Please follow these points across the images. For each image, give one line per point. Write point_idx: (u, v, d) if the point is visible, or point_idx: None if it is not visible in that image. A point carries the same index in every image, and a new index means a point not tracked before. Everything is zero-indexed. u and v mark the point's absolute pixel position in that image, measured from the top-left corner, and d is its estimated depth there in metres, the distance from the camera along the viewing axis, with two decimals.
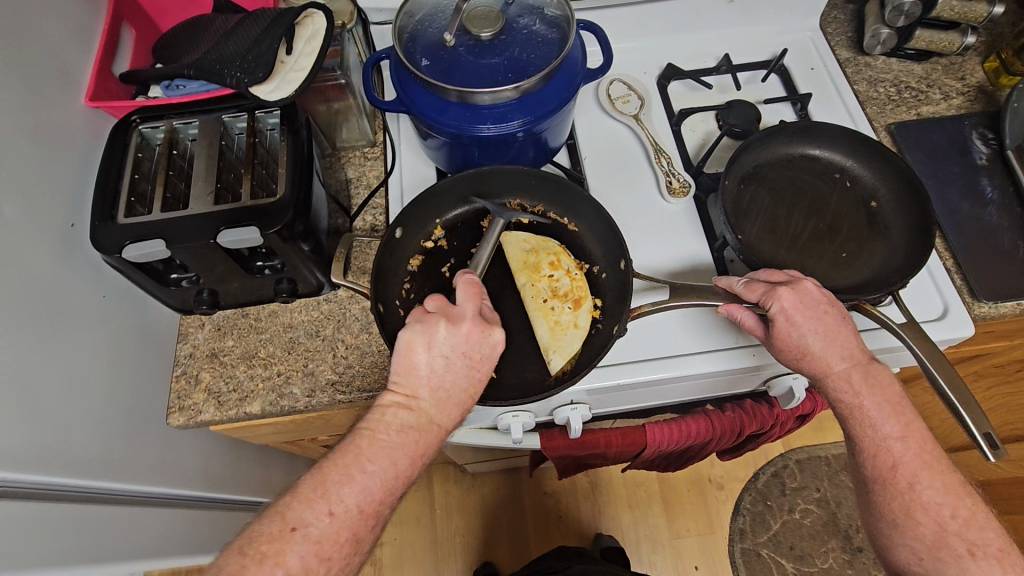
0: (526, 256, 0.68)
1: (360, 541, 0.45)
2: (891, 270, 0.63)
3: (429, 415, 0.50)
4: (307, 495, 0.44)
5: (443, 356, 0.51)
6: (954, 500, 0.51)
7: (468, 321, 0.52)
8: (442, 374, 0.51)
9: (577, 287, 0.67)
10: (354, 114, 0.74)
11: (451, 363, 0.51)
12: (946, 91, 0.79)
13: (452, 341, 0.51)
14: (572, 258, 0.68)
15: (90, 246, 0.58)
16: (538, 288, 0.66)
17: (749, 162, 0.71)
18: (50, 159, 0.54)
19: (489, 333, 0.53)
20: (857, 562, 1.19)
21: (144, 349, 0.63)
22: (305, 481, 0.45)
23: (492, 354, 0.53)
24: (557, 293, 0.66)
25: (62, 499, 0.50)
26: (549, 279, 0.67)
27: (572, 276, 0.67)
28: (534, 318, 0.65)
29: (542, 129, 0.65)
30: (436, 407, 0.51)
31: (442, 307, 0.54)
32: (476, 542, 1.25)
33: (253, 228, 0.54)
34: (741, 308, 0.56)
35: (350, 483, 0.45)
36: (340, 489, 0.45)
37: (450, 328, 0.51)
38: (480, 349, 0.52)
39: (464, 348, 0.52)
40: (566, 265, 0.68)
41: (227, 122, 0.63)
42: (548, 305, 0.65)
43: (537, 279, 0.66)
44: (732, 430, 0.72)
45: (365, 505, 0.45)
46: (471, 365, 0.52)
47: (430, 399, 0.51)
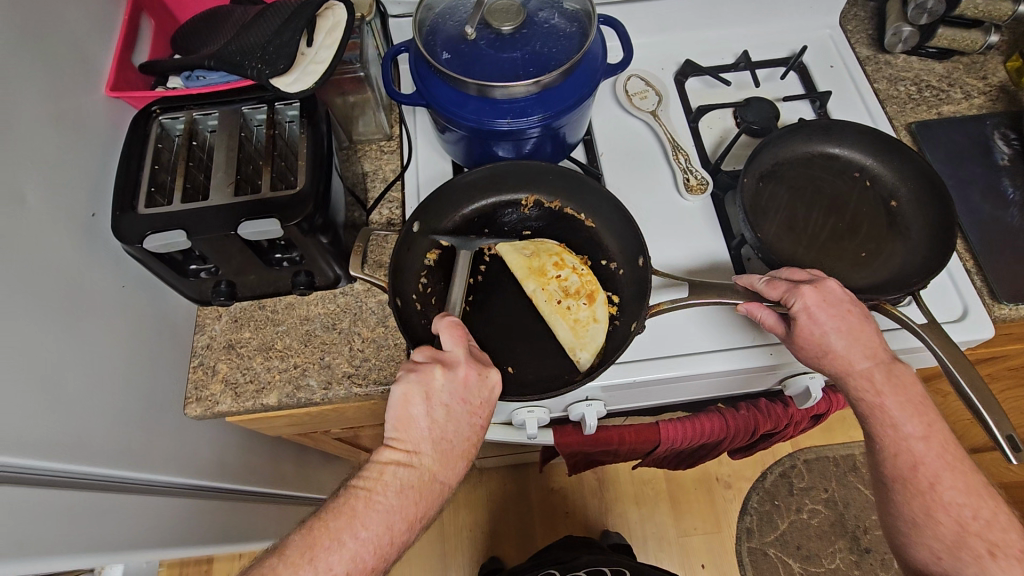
0: (529, 261, 0.67)
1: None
2: (911, 270, 0.62)
3: (433, 474, 0.48)
4: (294, 559, 0.42)
5: (444, 404, 0.50)
6: (976, 501, 0.50)
7: (464, 365, 0.51)
8: (444, 425, 0.50)
9: (586, 282, 0.68)
10: (371, 107, 0.73)
11: (453, 411, 0.50)
12: (968, 91, 0.79)
13: (452, 387, 0.50)
14: (575, 256, 0.69)
15: (111, 234, 0.58)
16: (549, 291, 0.66)
17: (767, 160, 0.70)
18: (72, 148, 0.55)
19: (486, 375, 0.52)
20: (864, 563, 1.19)
21: (162, 339, 0.63)
22: (293, 543, 0.43)
23: (490, 397, 0.52)
24: (568, 292, 0.67)
25: (78, 486, 0.51)
26: (557, 280, 0.67)
27: (578, 272, 0.69)
28: (552, 319, 0.65)
29: (561, 125, 0.65)
30: (439, 462, 0.49)
31: (431, 353, 0.52)
32: (482, 536, 1.25)
33: (272, 219, 0.54)
34: (761, 306, 0.56)
35: (340, 550, 0.43)
36: (328, 556, 0.43)
37: (447, 375, 0.50)
38: (480, 394, 0.52)
39: (463, 393, 0.51)
40: (570, 262, 0.69)
41: (246, 113, 0.63)
42: (564, 305, 0.66)
43: (547, 282, 0.66)
44: (746, 429, 0.72)
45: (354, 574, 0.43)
46: (472, 412, 0.51)
47: (431, 455, 0.49)
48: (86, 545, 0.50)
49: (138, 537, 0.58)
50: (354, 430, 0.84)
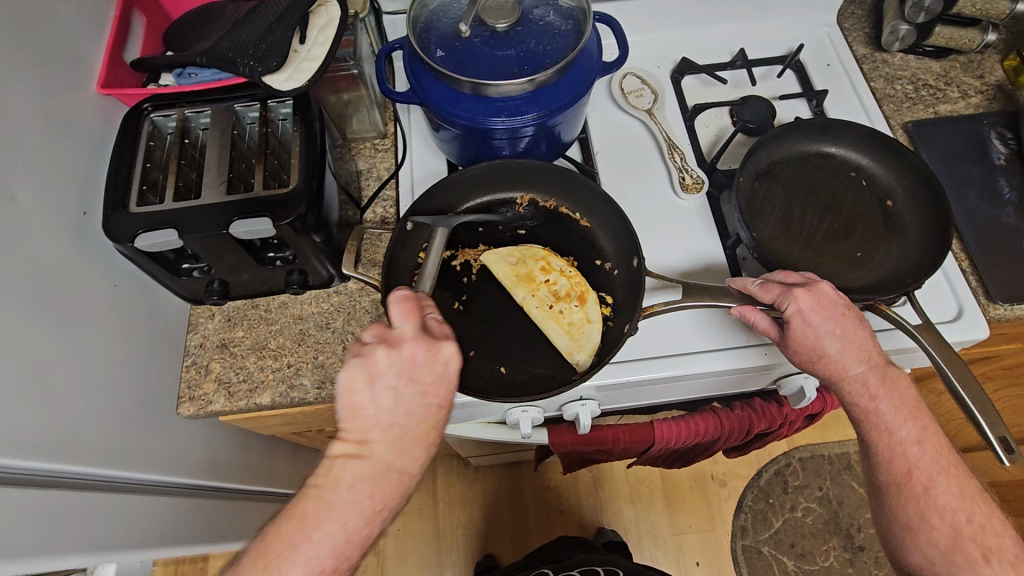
0: (516, 268, 0.66)
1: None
2: (905, 270, 0.62)
3: (386, 464, 0.47)
4: (250, 568, 0.42)
5: (391, 386, 0.47)
6: (971, 506, 0.51)
7: (410, 342, 0.49)
8: (394, 410, 0.47)
9: (576, 283, 0.67)
10: (365, 104, 0.73)
11: (402, 393, 0.48)
12: (964, 90, 0.78)
13: (398, 367, 0.48)
14: (562, 258, 0.69)
15: (102, 233, 0.58)
16: (540, 296, 0.65)
17: (764, 159, 0.70)
18: (63, 146, 0.54)
19: (436, 349, 0.49)
20: (857, 561, 1.20)
21: (155, 338, 0.63)
22: (249, 552, 0.43)
23: (445, 373, 0.50)
24: (559, 296, 0.66)
25: (71, 486, 0.50)
26: (546, 285, 0.66)
27: (566, 275, 0.67)
28: (547, 326, 0.64)
29: (556, 123, 0.64)
30: (392, 451, 0.47)
31: (380, 332, 0.50)
32: (478, 534, 1.25)
33: (264, 219, 0.54)
34: (755, 310, 0.56)
35: (295, 554, 0.42)
36: (283, 561, 0.42)
37: (391, 355, 0.48)
38: (431, 371, 0.49)
39: (411, 372, 0.48)
40: (557, 265, 0.68)
41: (239, 111, 0.62)
42: (556, 309, 0.65)
43: (536, 288, 0.64)
44: (741, 429, 0.72)
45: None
46: (424, 392, 0.49)
47: (383, 442, 0.47)
48: (77, 545, 0.50)
49: (131, 537, 0.58)
50: None
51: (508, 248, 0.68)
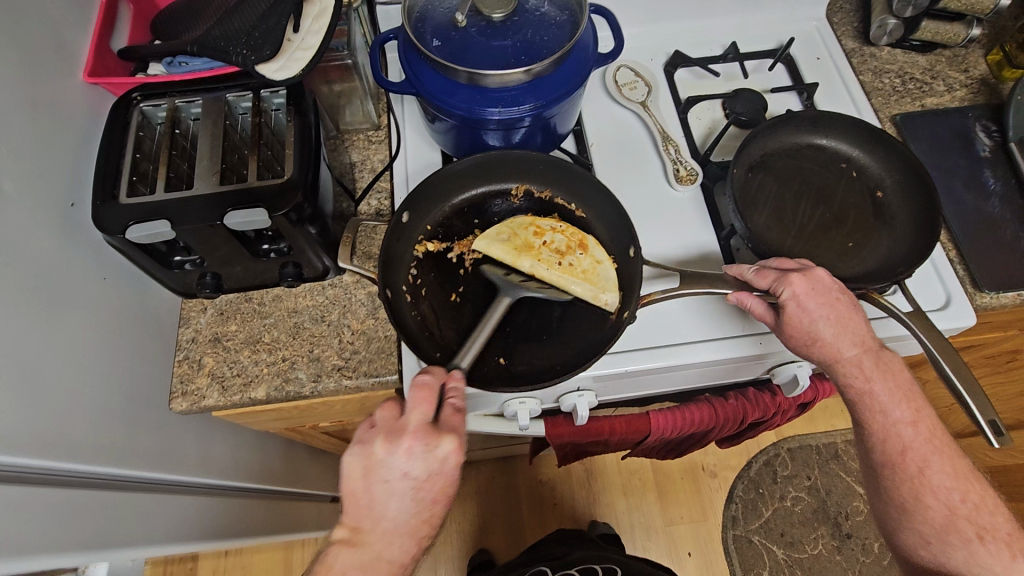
0: (511, 243, 0.66)
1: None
2: (897, 260, 0.63)
3: (374, 556, 0.49)
4: None
5: (385, 479, 0.49)
6: (964, 485, 0.52)
7: (409, 437, 0.49)
8: (386, 503, 0.49)
9: (570, 234, 0.67)
10: (358, 96, 0.72)
11: (395, 487, 0.49)
12: (950, 83, 0.80)
13: (392, 461, 0.49)
14: (548, 218, 0.69)
15: (90, 225, 0.56)
16: (545, 258, 0.66)
17: (757, 151, 0.71)
18: (49, 138, 0.53)
19: (434, 447, 0.49)
20: (846, 548, 1.22)
21: (146, 334, 0.62)
22: None
23: (441, 468, 0.50)
24: (561, 251, 0.66)
25: (65, 483, 0.50)
26: (545, 246, 0.67)
27: (559, 230, 0.68)
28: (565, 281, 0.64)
29: (551, 115, 0.64)
30: (383, 540, 0.50)
31: (392, 416, 0.52)
32: (471, 529, 1.25)
33: (260, 209, 0.53)
34: (751, 295, 0.56)
35: None
36: None
37: (390, 448, 0.49)
38: (427, 467, 0.49)
39: (406, 467, 0.49)
40: (548, 224, 0.68)
41: (231, 101, 0.61)
42: (566, 264, 0.65)
43: (539, 253, 0.66)
44: (735, 418, 0.73)
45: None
46: (418, 487, 0.50)
47: (375, 532, 0.49)
48: (77, 542, 0.50)
49: (124, 535, 0.57)
50: (341, 424, 0.83)
51: (494, 228, 0.67)
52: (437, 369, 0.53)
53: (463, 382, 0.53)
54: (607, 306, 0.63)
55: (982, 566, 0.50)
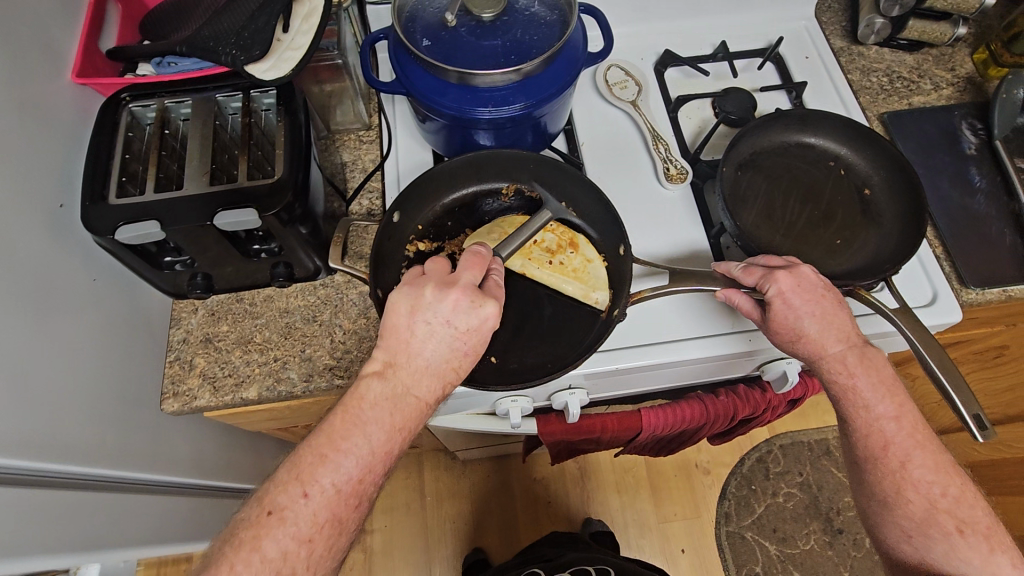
0: None
1: (343, 521, 0.45)
2: (885, 256, 0.64)
3: (402, 389, 0.49)
4: (283, 479, 0.45)
5: (428, 321, 0.50)
6: (946, 479, 0.53)
7: (458, 288, 0.51)
8: (424, 343, 0.50)
9: (561, 233, 0.68)
10: (348, 96, 0.72)
11: (435, 330, 0.50)
12: (936, 82, 0.81)
13: (439, 305, 0.50)
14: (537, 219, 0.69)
15: (80, 226, 0.56)
16: (536, 257, 0.66)
17: (746, 149, 0.71)
18: (37, 139, 0.53)
19: (479, 305, 0.51)
20: (837, 543, 1.23)
21: (137, 335, 0.61)
22: (283, 468, 0.46)
23: (479, 327, 0.51)
24: (552, 250, 0.66)
25: (55, 484, 0.50)
26: (537, 245, 0.67)
27: (550, 228, 0.68)
28: (556, 280, 0.65)
29: (541, 114, 0.64)
30: (412, 377, 0.50)
31: (440, 273, 0.54)
32: (466, 527, 1.26)
33: (250, 210, 0.53)
34: (738, 292, 0.57)
35: (326, 464, 0.45)
36: (315, 471, 0.45)
37: (438, 294, 0.51)
38: (467, 320, 0.51)
39: (449, 315, 0.50)
40: None
41: (221, 101, 0.61)
42: (557, 263, 0.65)
43: (529, 251, 0.67)
44: (726, 414, 0.73)
45: (363, 481, 0.46)
46: (457, 337, 0.50)
47: (407, 367, 0.50)
48: (67, 543, 0.50)
49: (114, 536, 0.57)
50: None
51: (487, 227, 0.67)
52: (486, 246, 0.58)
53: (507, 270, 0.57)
54: (597, 304, 0.64)
55: (961, 560, 0.50)
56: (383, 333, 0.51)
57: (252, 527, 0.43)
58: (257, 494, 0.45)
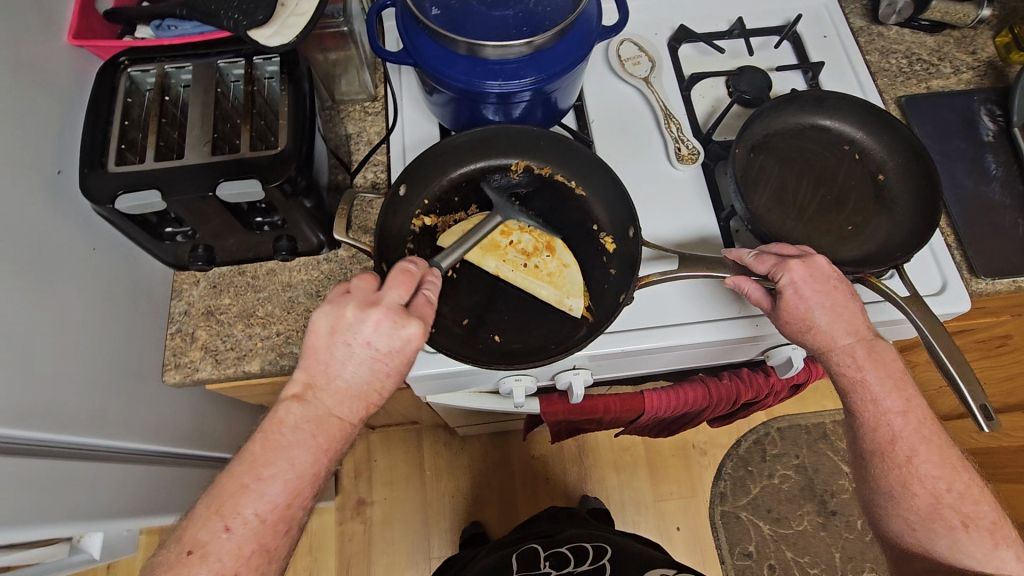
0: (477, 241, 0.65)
1: (272, 549, 0.46)
2: (896, 244, 0.63)
3: (324, 410, 0.49)
4: (204, 514, 0.45)
5: (347, 343, 0.49)
6: (951, 473, 0.53)
7: (379, 309, 0.49)
8: (344, 364, 0.50)
9: (537, 237, 0.65)
10: (354, 65, 0.70)
11: (355, 352, 0.49)
12: (957, 65, 0.79)
13: (359, 327, 0.49)
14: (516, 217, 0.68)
15: (78, 194, 0.55)
16: (509, 260, 0.64)
17: (759, 131, 0.70)
18: (32, 104, 0.51)
19: (400, 326, 0.50)
20: (830, 525, 1.25)
21: (137, 306, 0.61)
22: (203, 502, 0.46)
23: (402, 349, 0.50)
24: (528, 253, 0.64)
25: (57, 454, 0.50)
26: (511, 247, 0.65)
27: (526, 231, 0.66)
28: (528, 283, 0.63)
29: (551, 90, 0.63)
30: (334, 399, 0.50)
31: (368, 289, 0.52)
32: (464, 502, 1.27)
33: (254, 180, 0.52)
34: (749, 280, 0.56)
35: (247, 494, 0.46)
36: (237, 502, 0.45)
37: (358, 315, 0.50)
38: (388, 341, 0.49)
39: (370, 337, 0.49)
40: (514, 225, 0.66)
41: (222, 68, 0.59)
42: (531, 266, 0.63)
43: (503, 253, 0.64)
44: (728, 399, 0.73)
45: (286, 510, 0.47)
46: (378, 358, 0.50)
47: (327, 389, 0.50)
48: (72, 512, 0.51)
49: (120, 504, 0.58)
50: None
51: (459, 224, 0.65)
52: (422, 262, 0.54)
53: (444, 279, 0.55)
54: (571, 311, 0.62)
55: (964, 553, 0.51)
56: (306, 351, 0.51)
57: (172, 568, 0.44)
58: (174, 534, 0.45)
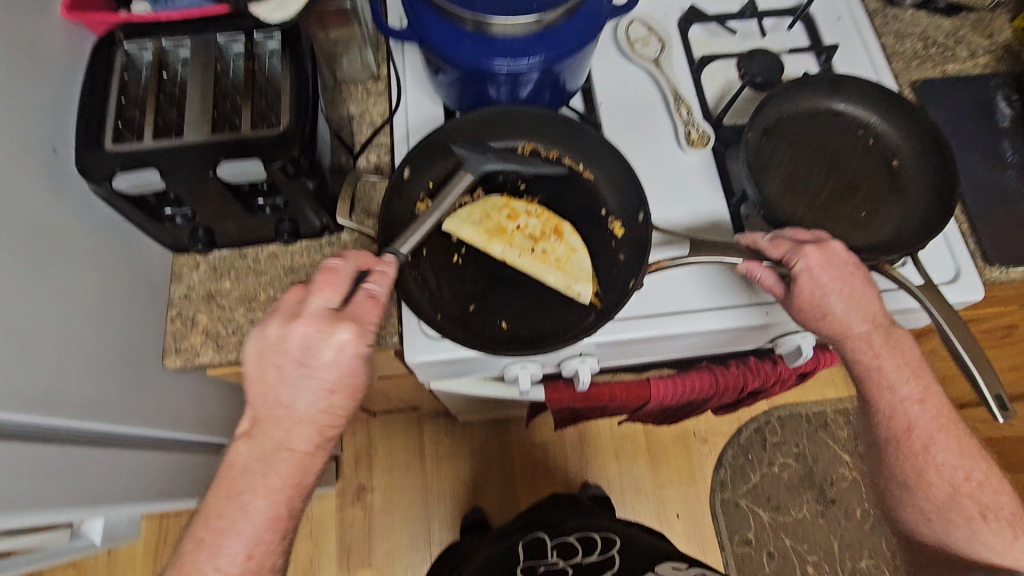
0: (483, 225, 0.63)
1: None
2: (910, 232, 0.62)
3: (270, 445, 0.49)
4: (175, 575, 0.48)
5: (278, 363, 0.48)
6: (969, 462, 0.55)
7: (303, 321, 0.48)
8: (280, 388, 0.49)
9: (544, 221, 0.64)
10: (356, 42, 0.68)
11: (287, 372, 0.48)
12: (973, 49, 0.77)
13: (285, 346, 0.48)
14: (521, 200, 0.66)
15: (75, 173, 0.54)
16: (517, 244, 0.62)
17: (774, 114, 0.68)
18: (26, 78, 0.49)
19: (329, 334, 0.48)
20: (829, 513, 1.25)
21: (137, 290, 0.59)
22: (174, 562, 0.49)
23: (337, 358, 0.48)
24: (535, 238, 0.63)
25: (57, 438, 0.49)
26: (517, 231, 0.63)
27: (532, 215, 0.65)
28: (537, 268, 0.62)
29: (560, 71, 0.61)
30: (277, 431, 0.49)
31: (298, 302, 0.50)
32: (464, 488, 1.27)
33: (255, 160, 0.51)
34: (762, 265, 0.55)
35: (211, 549, 0.48)
36: (201, 559, 0.47)
37: (283, 331, 0.48)
38: (320, 352, 0.48)
39: (298, 351, 0.48)
40: (520, 208, 0.65)
41: (222, 44, 0.57)
42: (540, 251, 0.62)
43: (511, 238, 0.62)
44: (735, 386, 0.72)
45: (246, 568, 0.48)
46: (313, 373, 0.48)
47: (269, 422, 0.49)
48: (73, 498, 0.50)
49: (121, 490, 0.57)
50: None
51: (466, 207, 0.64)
52: (353, 255, 0.51)
53: (393, 266, 0.52)
54: (579, 297, 0.61)
55: (981, 542, 0.54)
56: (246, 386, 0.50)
57: None
58: None
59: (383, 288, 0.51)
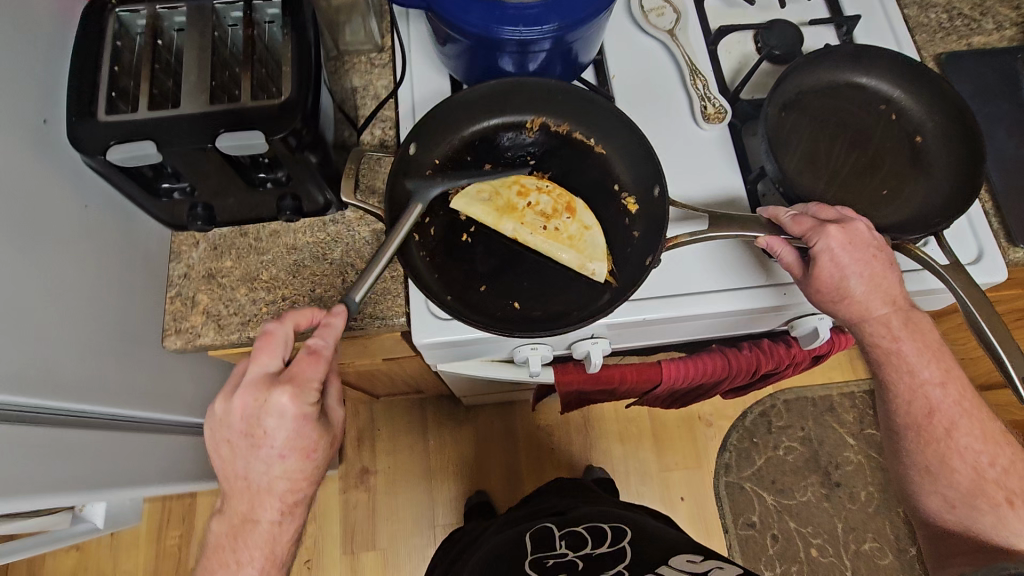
0: (493, 203, 0.61)
1: None
2: (934, 210, 0.60)
3: (246, 513, 0.52)
4: None
5: (228, 437, 0.50)
6: (993, 448, 0.54)
7: (239, 393, 0.49)
8: (236, 460, 0.51)
9: (555, 198, 0.63)
10: (359, 11, 0.65)
11: (238, 445, 0.50)
12: (1000, 21, 0.74)
13: (230, 420, 0.50)
14: (531, 175, 0.64)
15: (67, 145, 0.51)
16: (528, 222, 0.61)
17: (791, 88, 0.65)
18: (13, 43, 0.47)
19: (264, 399, 0.48)
20: (833, 496, 1.25)
21: (135, 269, 0.57)
22: None
23: (281, 423, 0.48)
24: (546, 215, 0.62)
25: (54, 421, 0.47)
26: (529, 208, 0.62)
27: (544, 192, 0.63)
28: (550, 247, 0.60)
29: (573, 40, 0.58)
30: (247, 501, 0.51)
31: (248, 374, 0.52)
32: (468, 471, 1.27)
33: (257, 133, 0.48)
34: (782, 242, 0.54)
35: None
36: None
37: (225, 405, 0.50)
38: (260, 419, 0.48)
39: (240, 421, 0.49)
40: (531, 185, 0.63)
41: (219, 9, 0.54)
42: (551, 229, 0.60)
43: (522, 216, 0.61)
44: (748, 369, 0.71)
45: None
46: (260, 444, 0.49)
47: (238, 494, 0.52)
48: (72, 482, 0.48)
49: (122, 474, 0.56)
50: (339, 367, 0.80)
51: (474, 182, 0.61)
52: (290, 316, 0.52)
53: (339, 319, 0.49)
54: (595, 275, 0.59)
55: (1010, 531, 0.52)
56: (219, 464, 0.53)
57: None
58: None
59: (326, 342, 0.49)
